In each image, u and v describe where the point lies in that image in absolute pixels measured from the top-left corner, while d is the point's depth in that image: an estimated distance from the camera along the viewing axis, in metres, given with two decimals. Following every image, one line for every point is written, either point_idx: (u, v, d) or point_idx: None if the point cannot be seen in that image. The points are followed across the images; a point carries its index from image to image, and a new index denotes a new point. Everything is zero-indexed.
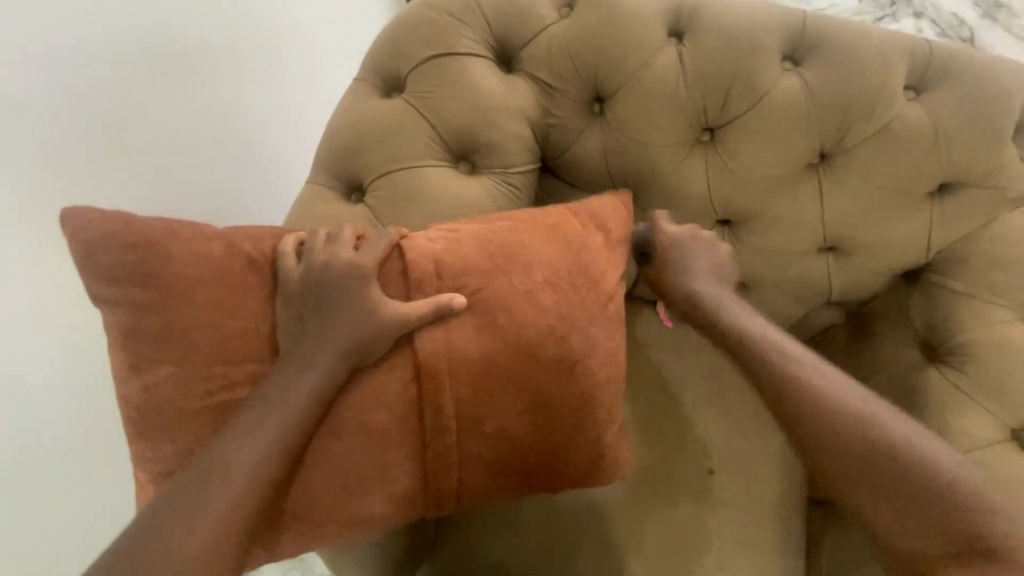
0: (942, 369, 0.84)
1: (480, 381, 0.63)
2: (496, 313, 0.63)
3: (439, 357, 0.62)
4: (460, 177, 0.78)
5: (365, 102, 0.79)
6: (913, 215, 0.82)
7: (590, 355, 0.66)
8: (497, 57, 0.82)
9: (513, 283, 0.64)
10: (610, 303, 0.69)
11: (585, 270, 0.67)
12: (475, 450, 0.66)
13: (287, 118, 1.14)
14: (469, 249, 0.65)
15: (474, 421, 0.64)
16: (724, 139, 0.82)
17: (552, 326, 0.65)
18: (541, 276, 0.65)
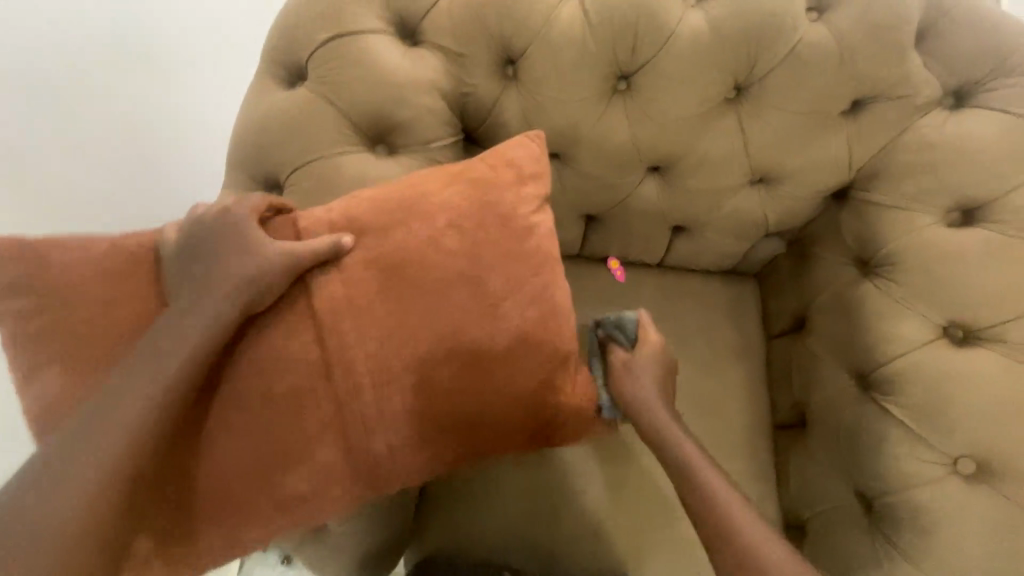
0: (873, 280, 0.85)
1: (392, 333, 0.65)
2: (399, 267, 0.65)
3: (349, 318, 0.64)
4: (378, 160, 0.79)
5: (269, 98, 0.79)
6: (831, 135, 0.84)
7: (507, 296, 0.67)
8: (400, 31, 0.80)
9: (422, 242, 0.66)
10: (531, 236, 0.69)
11: (496, 220, 0.68)
12: (398, 410, 0.66)
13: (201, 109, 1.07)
14: (391, 229, 0.66)
15: (391, 375, 0.65)
16: (639, 85, 0.82)
17: (466, 274, 0.66)
18: (443, 220, 0.67)
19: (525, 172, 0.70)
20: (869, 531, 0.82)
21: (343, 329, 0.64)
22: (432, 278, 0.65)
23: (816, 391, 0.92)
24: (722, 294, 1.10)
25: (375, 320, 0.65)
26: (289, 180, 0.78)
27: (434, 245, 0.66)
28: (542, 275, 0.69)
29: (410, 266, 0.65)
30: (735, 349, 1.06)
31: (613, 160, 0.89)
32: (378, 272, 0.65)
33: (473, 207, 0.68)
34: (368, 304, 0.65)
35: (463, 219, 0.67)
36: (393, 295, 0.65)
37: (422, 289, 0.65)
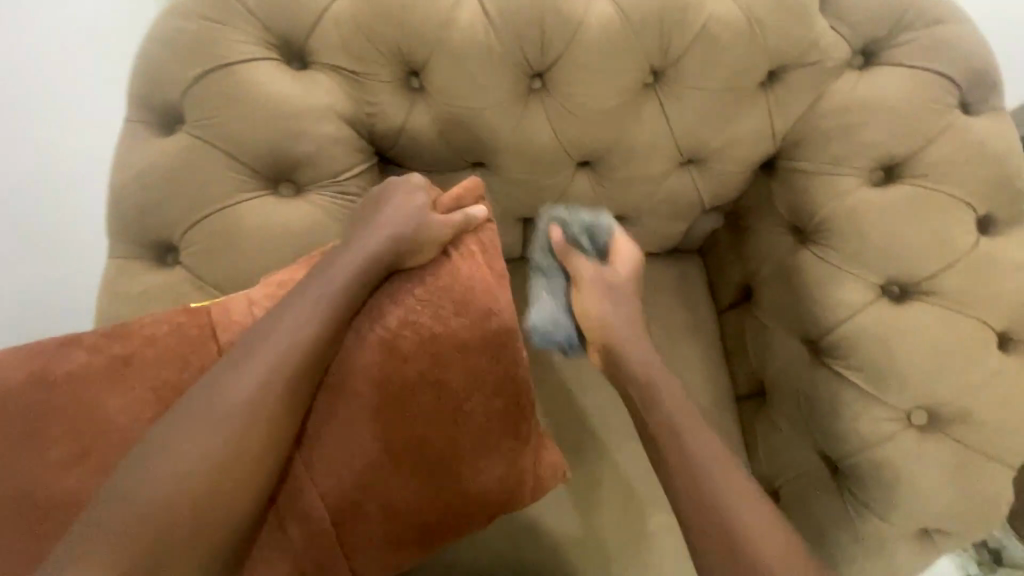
0: (811, 248, 0.85)
1: (356, 451, 0.62)
2: (358, 377, 0.62)
3: (311, 453, 0.62)
4: (284, 203, 0.72)
5: (143, 149, 0.69)
6: (752, 109, 0.83)
7: (469, 391, 0.65)
8: (284, 54, 0.72)
9: (377, 340, 0.63)
10: (493, 320, 0.66)
11: (459, 305, 0.65)
12: (365, 538, 0.65)
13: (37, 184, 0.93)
14: None
15: (358, 505, 0.63)
16: (554, 82, 0.78)
17: (424, 373, 0.63)
18: (397, 314, 0.63)
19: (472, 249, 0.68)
20: (838, 491, 0.85)
21: (301, 468, 0.61)
22: (391, 383, 0.63)
23: (771, 361, 0.92)
24: (668, 276, 1.09)
25: (333, 440, 0.62)
26: (185, 240, 0.70)
27: (387, 352, 0.62)
28: (505, 363, 0.67)
29: (364, 373, 0.62)
30: (689, 329, 1.06)
31: (540, 162, 0.85)
32: (335, 399, 0.62)
33: (432, 295, 0.64)
34: (329, 434, 0.62)
35: (417, 319, 0.63)
36: (353, 409, 0.62)
37: (382, 397, 0.62)
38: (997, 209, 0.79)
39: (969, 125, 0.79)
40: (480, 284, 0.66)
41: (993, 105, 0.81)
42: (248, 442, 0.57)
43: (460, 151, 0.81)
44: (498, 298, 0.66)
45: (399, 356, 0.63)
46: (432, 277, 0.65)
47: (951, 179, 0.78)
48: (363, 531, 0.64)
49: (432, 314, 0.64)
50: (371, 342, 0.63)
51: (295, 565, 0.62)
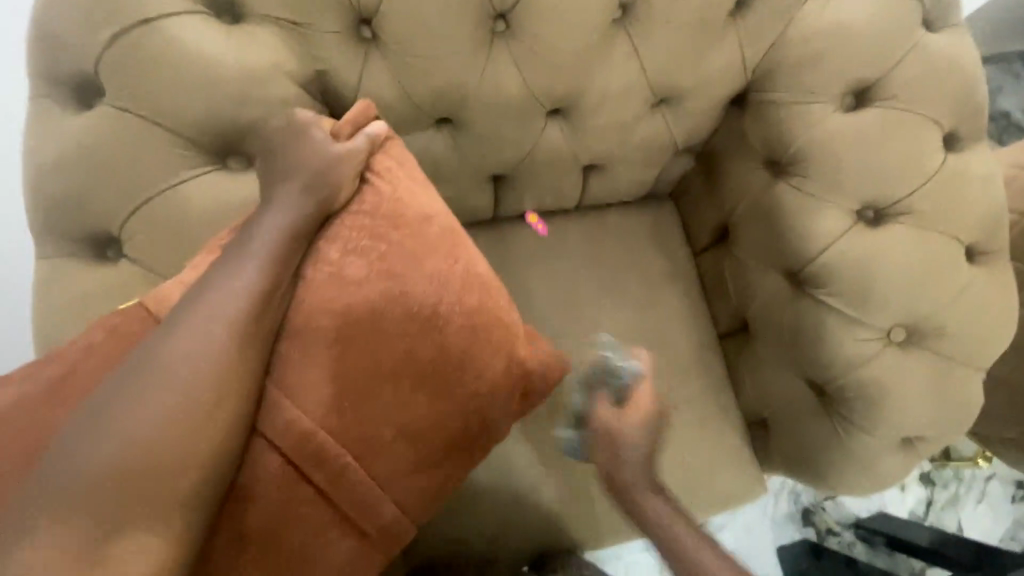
0: (787, 181, 0.85)
1: (340, 395, 0.56)
2: (314, 322, 0.56)
3: (287, 402, 0.55)
4: (236, 178, 0.65)
5: (60, 130, 0.60)
6: (723, 40, 0.80)
7: (440, 296, 0.60)
8: (213, 8, 0.63)
9: (323, 279, 0.57)
10: (432, 223, 0.62)
11: (396, 219, 0.60)
12: (390, 470, 0.60)
13: None
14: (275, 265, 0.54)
15: (366, 437, 0.58)
16: (519, 24, 0.72)
17: (386, 292, 0.58)
18: (339, 252, 0.58)
19: (398, 167, 0.64)
20: (825, 414, 0.88)
21: (284, 426, 0.55)
22: (353, 315, 0.57)
23: (753, 298, 0.94)
24: (643, 223, 1.08)
25: (312, 393, 0.56)
26: (127, 232, 0.62)
27: (339, 285, 0.57)
28: (461, 259, 0.63)
29: (320, 312, 0.57)
30: (668, 274, 1.06)
31: (510, 114, 0.79)
32: (295, 342, 0.56)
33: (370, 221, 0.60)
34: (299, 380, 0.56)
35: (357, 241, 0.59)
36: (319, 356, 0.56)
37: (346, 330, 0.57)
38: (961, 125, 0.81)
39: (933, 42, 0.79)
40: (412, 193, 0.63)
41: (953, 21, 0.82)
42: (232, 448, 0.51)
43: (424, 107, 0.75)
44: (428, 200, 0.63)
45: (353, 282, 0.58)
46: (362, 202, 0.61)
47: (919, 99, 0.79)
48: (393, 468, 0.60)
49: (369, 233, 0.59)
50: (318, 276, 0.58)
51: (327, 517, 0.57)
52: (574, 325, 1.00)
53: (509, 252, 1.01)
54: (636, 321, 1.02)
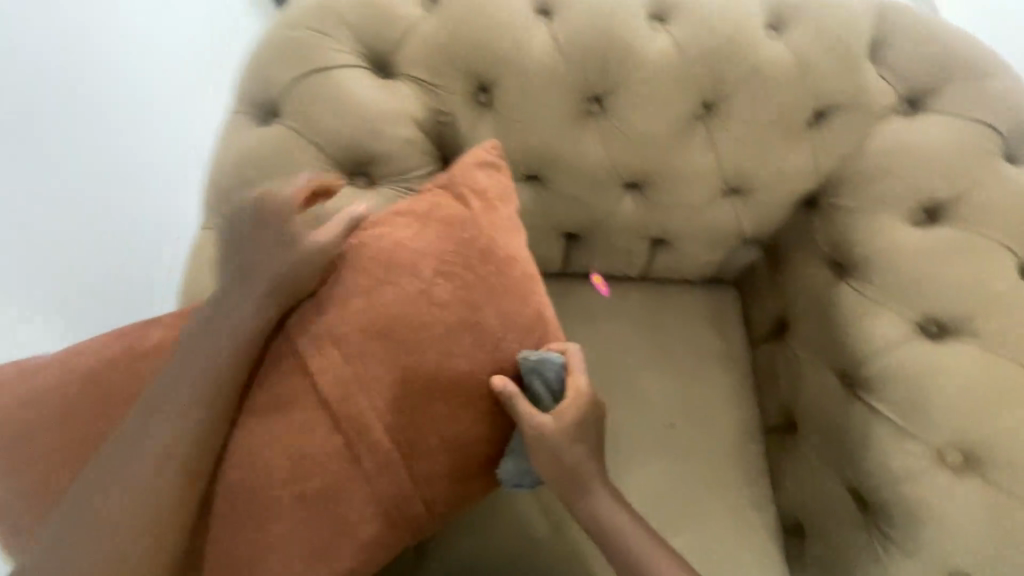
0: (849, 283, 0.87)
1: (407, 398, 0.65)
2: (399, 328, 0.65)
3: (359, 393, 0.64)
4: (359, 193, 0.79)
5: (244, 136, 0.78)
6: (799, 145, 0.87)
7: (507, 331, 0.68)
8: (373, 65, 0.81)
9: (407, 290, 0.66)
10: (514, 263, 0.70)
11: (482, 252, 0.69)
12: (429, 469, 0.67)
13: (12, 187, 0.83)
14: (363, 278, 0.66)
15: (417, 439, 0.66)
16: (611, 108, 0.85)
17: (461, 315, 0.66)
18: (429, 271, 0.67)
19: (490, 198, 0.72)
20: (867, 528, 0.83)
21: (354, 411, 0.64)
22: (433, 329, 0.66)
23: (803, 393, 0.93)
24: (703, 305, 1.12)
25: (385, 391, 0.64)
26: None
27: (426, 301, 0.66)
28: (533, 303, 0.70)
29: (406, 321, 0.65)
30: (721, 357, 1.08)
31: (591, 180, 0.90)
32: (378, 342, 0.65)
33: (460, 249, 0.68)
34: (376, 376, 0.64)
35: (449, 264, 0.67)
36: (392, 360, 0.65)
37: (422, 339, 0.65)
38: None
39: (1015, 174, 0.81)
40: (504, 230, 0.71)
41: None
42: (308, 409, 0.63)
43: (518, 163, 0.88)
44: (516, 242, 0.72)
45: (438, 302, 0.66)
46: (458, 224, 0.69)
47: (997, 224, 0.80)
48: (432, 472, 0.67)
49: (462, 261, 0.68)
50: (410, 290, 0.66)
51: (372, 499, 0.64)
52: (619, 386, 1.04)
53: (571, 306, 1.09)
54: (681, 395, 1.04)
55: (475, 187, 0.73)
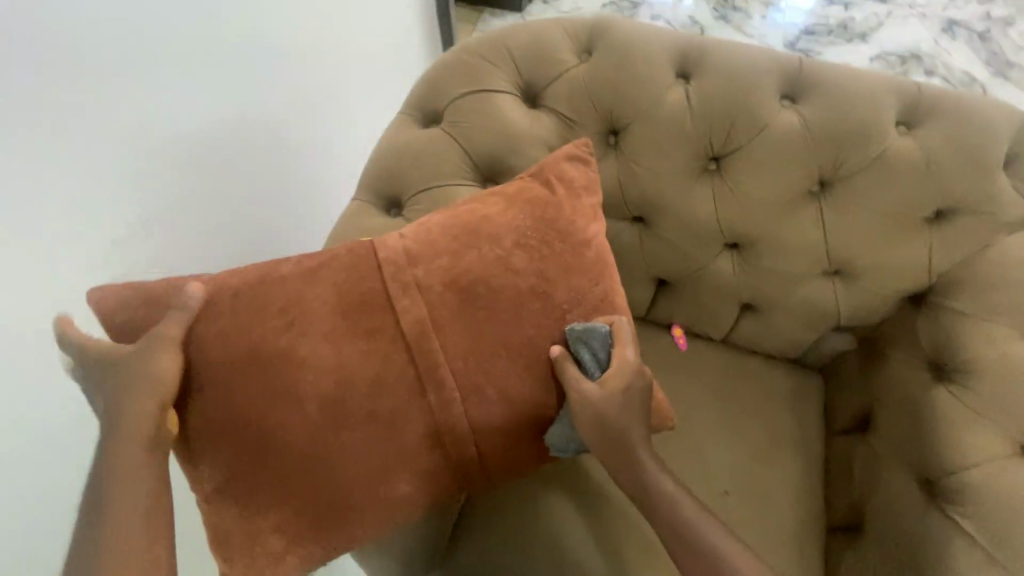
0: (947, 387, 0.84)
1: (474, 349, 0.72)
2: (476, 286, 0.72)
3: (433, 335, 0.71)
4: (488, 197, 0.90)
5: (405, 132, 0.93)
6: (913, 239, 0.88)
7: (572, 307, 0.75)
8: (524, 95, 0.94)
9: (488, 254, 0.73)
10: (590, 246, 0.77)
11: (559, 233, 0.75)
12: (485, 417, 0.74)
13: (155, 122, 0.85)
14: (449, 238, 0.74)
15: (477, 388, 0.73)
16: (728, 169, 0.91)
17: (532, 285, 0.73)
18: (510, 242, 0.74)
19: (577, 187, 0.79)
20: None
21: (427, 351, 0.71)
22: (507, 293, 0.73)
23: (876, 493, 0.89)
24: (783, 383, 1.10)
25: (459, 339, 0.72)
26: (409, 202, 0.89)
27: (505, 267, 0.73)
28: (601, 284, 0.77)
29: (485, 283, 0.72)
30: (792, 440, 1.05)
31: (695, 232, 0.96)
32: (456, 293, 0.72)
33: (540, 228, 0.75)
34: (451, 323, 0.72)
35: (531, 238, 0.75)
36: (463, 312, 0.72)
37: (498, 302, 0.73)
38: None
39: None
40: (585, 218, 0.78)
41: None
42: (386, 343, 0.70)
43: (630, 202, 0.96)
44: (594, 228, 0.78)
45: (514, 269, 0.73)
46: (544, 206, 0.76)
47: None
48: (487, 421, 0.74)
49: (542, 238, 0.75)
50: (492, 253, 0.73)
51: (430, 432, 0.72)
52: (681, 440, 1.03)
53: (648, 351, 1.12)
54: (744, 466, 1.02)
55: (563, 175, 0.79)
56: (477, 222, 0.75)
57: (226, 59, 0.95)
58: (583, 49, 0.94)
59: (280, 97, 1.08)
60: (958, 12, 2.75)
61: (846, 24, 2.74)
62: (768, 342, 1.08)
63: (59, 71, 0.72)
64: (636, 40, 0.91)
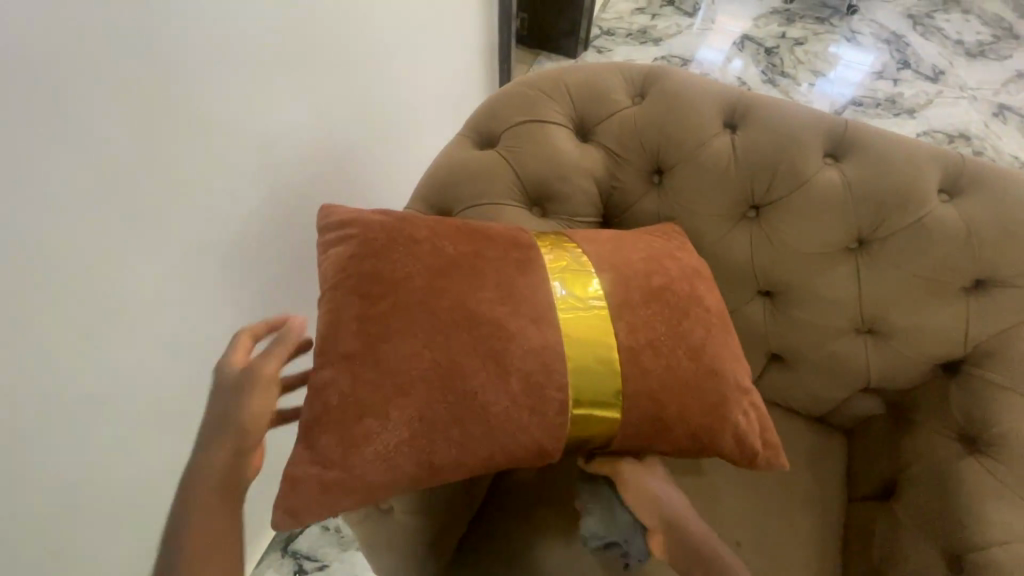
0: (979, 459, 0.83)
1: (649, 386, 0.72)
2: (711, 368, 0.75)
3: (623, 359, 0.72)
4: (533, 218, 0.94)
5: (461, 151, 0.98)
6: (949, 305, 0.88)
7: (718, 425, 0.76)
8: (576, 129, 0.99)
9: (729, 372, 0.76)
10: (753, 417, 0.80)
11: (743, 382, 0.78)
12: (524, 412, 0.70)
13: (183, 102, 0.78)
14: (692, 332, 0.75)
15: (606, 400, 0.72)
16: (767, 217, 0.93)
17: (715, 400, 0.74)
18: (736, 366, 0.78)
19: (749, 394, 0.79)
20: None
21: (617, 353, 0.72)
22: (721, 385, 0.75)
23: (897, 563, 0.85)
24: (804, 440, 1.09)
25: (692, 375, 0.74)
26: (459, 214, 0.93)
27: (731, 378, 0.76)
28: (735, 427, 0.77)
29: (720, 356, 0.76)
30: (808, 500, 1.02)
31: (731, 276, 0.97)
32: (707, 378, 0.74)
33: (729, 357, 0.78)
34: (676, 374, 0.73)
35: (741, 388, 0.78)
36: (681, 375, 0.73)
37: (699, 386, 0.74)
38: None
39: None
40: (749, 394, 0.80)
41: None
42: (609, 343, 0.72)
43: None
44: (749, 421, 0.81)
45: (722, 387, 0.75)
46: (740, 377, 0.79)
47: None
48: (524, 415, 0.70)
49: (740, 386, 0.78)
50: (728, 367, 0.77)
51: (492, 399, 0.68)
52: (695, 483, 1.02)
53: None
54: (758, 520, 0.99)
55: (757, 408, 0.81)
56: (701, 331, 0.76)
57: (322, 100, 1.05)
58: (637, 92, 1.00)
59: (356, 131, 1.18)
60: (1010, 98, 2.77)
61: (894, 99, 2.78)
62: (877, 422, 1.03)
63: (172, 75, 0.76)
64: (688, 89, 0.96)
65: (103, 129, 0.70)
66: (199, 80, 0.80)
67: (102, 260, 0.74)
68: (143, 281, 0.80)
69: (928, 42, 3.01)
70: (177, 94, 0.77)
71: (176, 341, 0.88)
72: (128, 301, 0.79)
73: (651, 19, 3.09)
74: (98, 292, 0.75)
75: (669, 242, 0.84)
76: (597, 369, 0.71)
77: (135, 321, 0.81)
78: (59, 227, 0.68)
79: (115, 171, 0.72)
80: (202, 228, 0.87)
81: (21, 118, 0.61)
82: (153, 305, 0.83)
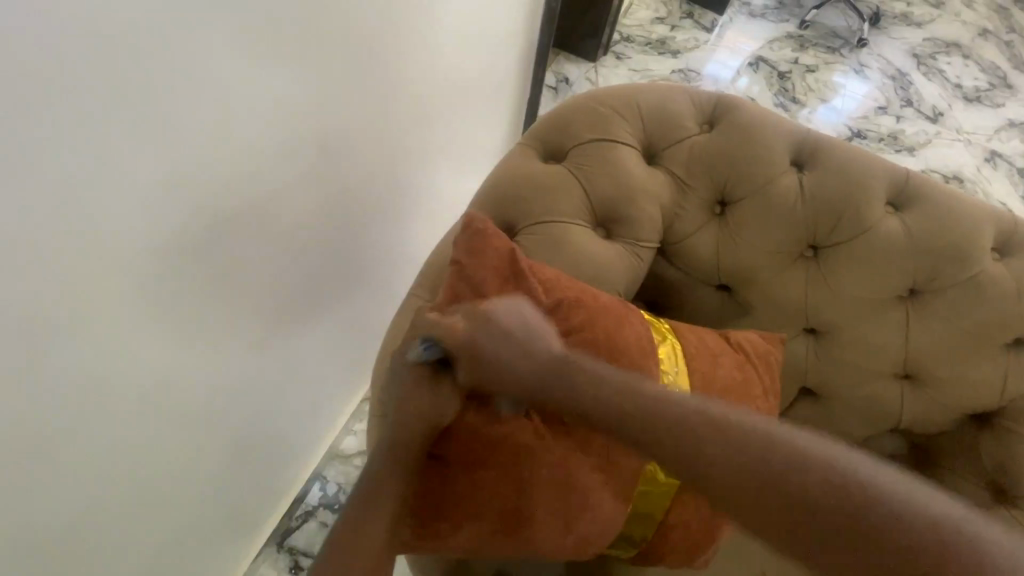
0: (1012, 512, 0.88)
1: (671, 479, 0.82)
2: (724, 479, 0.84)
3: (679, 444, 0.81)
4: (598, 240, 0.92)
5: (527, 162, 0.96)
6: (990, 360, 0.91)
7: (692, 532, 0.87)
8: (644, 151, 0.98)
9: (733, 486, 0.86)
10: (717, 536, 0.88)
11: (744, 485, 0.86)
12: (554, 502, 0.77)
13: (277, 80, 0.71)
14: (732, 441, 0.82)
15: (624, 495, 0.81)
16: (825, 259, 0.95)
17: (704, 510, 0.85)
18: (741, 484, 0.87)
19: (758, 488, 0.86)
20: None
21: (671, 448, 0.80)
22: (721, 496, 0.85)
23: None
24: None
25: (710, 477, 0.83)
26: (524, 229, 0.91)
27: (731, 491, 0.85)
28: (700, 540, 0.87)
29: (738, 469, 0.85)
30: None
31: (783, 312, 0.98)
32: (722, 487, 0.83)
33: None
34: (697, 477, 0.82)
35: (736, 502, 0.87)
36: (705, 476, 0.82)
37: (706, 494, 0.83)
38: None
39: None
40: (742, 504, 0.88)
41: None
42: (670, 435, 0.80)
43: (722, 271, 0.98)
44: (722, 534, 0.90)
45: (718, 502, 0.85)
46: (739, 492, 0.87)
47: None
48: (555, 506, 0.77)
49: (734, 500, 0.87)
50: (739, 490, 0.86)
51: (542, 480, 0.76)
52: None
53: None
54: None
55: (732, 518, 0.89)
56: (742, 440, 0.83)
57: (387, 96, 1.00)
58: (706, 121, 0.99)
59: (407, 126, 1.13)
60: (1001, 145, 2.90)
61: (896, 135, 2.88)
62: None
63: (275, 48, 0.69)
64: (760, 123, 0.96)
65: (205, 108, 0.62)
66: (292, 58, 0.73)
67: (169, 241, 0.65)
68: (199, 267, 0.72)
69: (930, 82, 3.11)
70: (278, 84, 0.72)
71: (219, 328, 0.81)
72: (182, 289, 0.70)
73: (670, 30, 3.09)
74: (159, 275, 0.66)
75: (760, 404, 0.86)
76: (654, 500, 0.83)
77: (185, 306, 0.72)
78: (136, 201, 0.59)
79: (203, 144, 0.64)
80: (263, 220, 0.80)
81: (129, 80, 0.53)
82: (203, 293, 0.74)
